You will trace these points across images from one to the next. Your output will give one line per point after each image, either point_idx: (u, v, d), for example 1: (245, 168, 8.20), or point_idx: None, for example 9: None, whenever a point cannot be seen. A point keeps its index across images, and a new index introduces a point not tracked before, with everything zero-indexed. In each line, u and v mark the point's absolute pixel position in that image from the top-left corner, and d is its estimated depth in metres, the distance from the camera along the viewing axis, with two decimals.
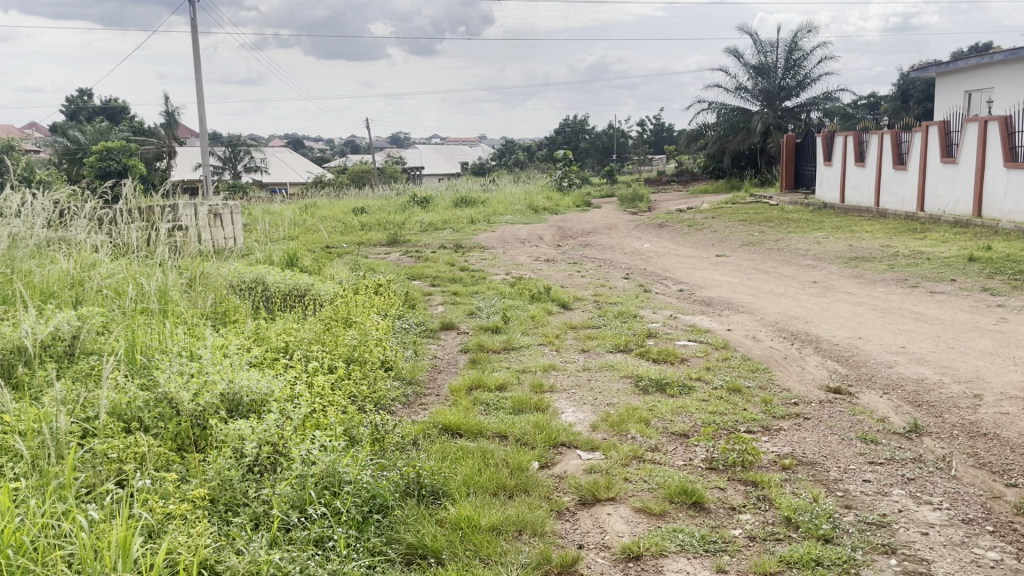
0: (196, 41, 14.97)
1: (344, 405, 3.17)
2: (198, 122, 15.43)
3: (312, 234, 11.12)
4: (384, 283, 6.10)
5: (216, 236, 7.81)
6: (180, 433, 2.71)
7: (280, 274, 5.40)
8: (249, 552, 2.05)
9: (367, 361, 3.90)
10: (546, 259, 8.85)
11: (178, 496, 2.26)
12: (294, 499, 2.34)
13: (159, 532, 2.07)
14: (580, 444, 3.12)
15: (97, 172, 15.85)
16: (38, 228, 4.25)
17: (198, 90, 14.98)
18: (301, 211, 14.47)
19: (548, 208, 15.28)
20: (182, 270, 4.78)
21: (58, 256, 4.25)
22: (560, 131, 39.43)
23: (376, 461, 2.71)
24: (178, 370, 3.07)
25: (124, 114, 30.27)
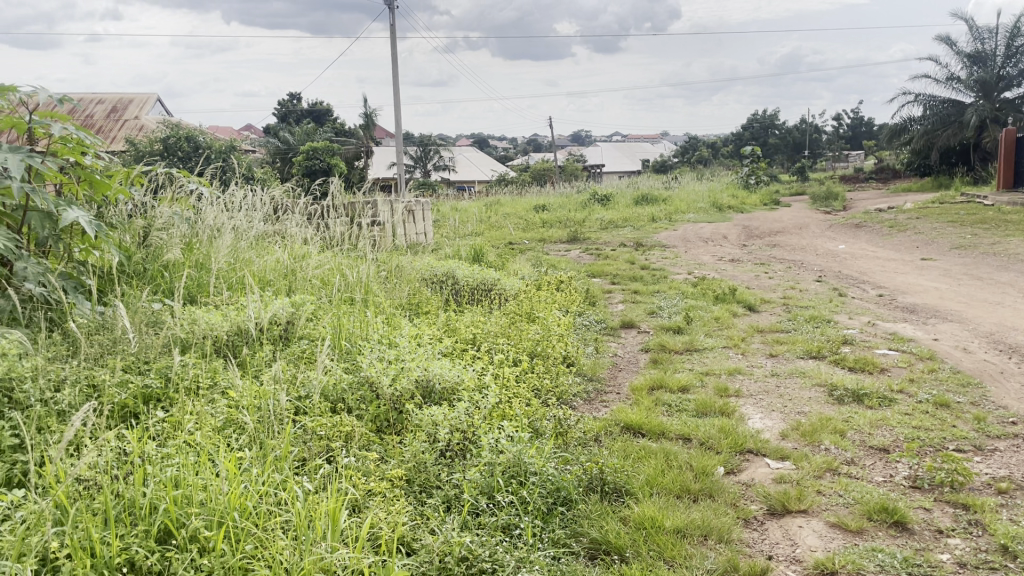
0: (395, 47, 15.79)
1: (529, 398, 3.24)
2: (394, 123, 16.29)
3: (495, 230, 11.43)
4: (566, 280, 6.17)
5: (409, 231, 8.23)
6: (379, 416, 2.89)
7: (469, 269, 5.59)
8: (443, 532, 2.16)
9: (551, 356, 3.97)
10: (731, 259, 8.60)
11: (377, 474, 2.43)
12: (483, 486, 2.44)
13: (363, 506, 2.22)
14: (768, 452, 3.02)
15: (303, 170, 17.14)
16: (257, 223, 4.68)
17: (394, 92, 15.76)
18: (485, 208, 14.89)
19: (733, 207, 14.83)
20: (380, 263, 5.09)
21: (274, 248, 4.64)
22: (747, 127, 38.08)
23: (559, 454, 2.77)
24: (379, 356, 3.28)
25: (327, 116, 32.55)
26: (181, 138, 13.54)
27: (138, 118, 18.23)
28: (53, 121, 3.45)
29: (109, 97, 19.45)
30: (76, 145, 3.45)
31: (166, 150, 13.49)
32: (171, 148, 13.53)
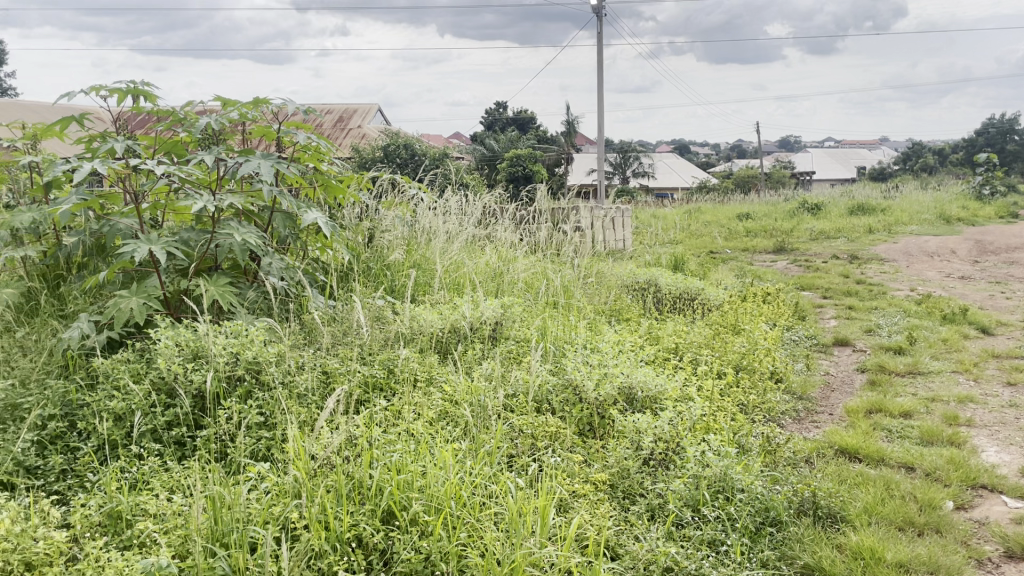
0: (602, 54, 15.94)
1: (734, 412, 3.15)
2: (598, 130, 16.42)
3: (698, 238, 11.22)
4: (775, 292, 5.93)
5: (611, 237, 8.27)
6: (584, 418, 2.93)
7: (673, 278, 5.52)
8: (647, 541, 2.16)
9: (757, 371, 3.84)
10: (960, 276, 7.89)
11: (582, 476, 2.46)
12: (687, 498, 2.40)
13: (569, 506, 2.26)
14: (1006, 490, 2.75)
15: (508, 176, 17.71)
16: (468, 227, 4.89)
17: (599, 99, 15.90)
18: (687, 215, 14.66)
19: (964, 219, 13.59)
20: (584, 269, 5.15)
21: (484, 252, 4.83)
22: (980, 132, 34.73)
23: (768, 473, 2.67)
24: (583, 361, 3.32)
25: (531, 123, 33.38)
26: (400, 145, 14.46)
27: (360, 126, 19.64)
28: (296, 131, 3.80)
29: (336, 106, 21.11)
30: (314, 152, 3.78)
31: (387, 156, 14.49)
32: (391, 155, 14.49)
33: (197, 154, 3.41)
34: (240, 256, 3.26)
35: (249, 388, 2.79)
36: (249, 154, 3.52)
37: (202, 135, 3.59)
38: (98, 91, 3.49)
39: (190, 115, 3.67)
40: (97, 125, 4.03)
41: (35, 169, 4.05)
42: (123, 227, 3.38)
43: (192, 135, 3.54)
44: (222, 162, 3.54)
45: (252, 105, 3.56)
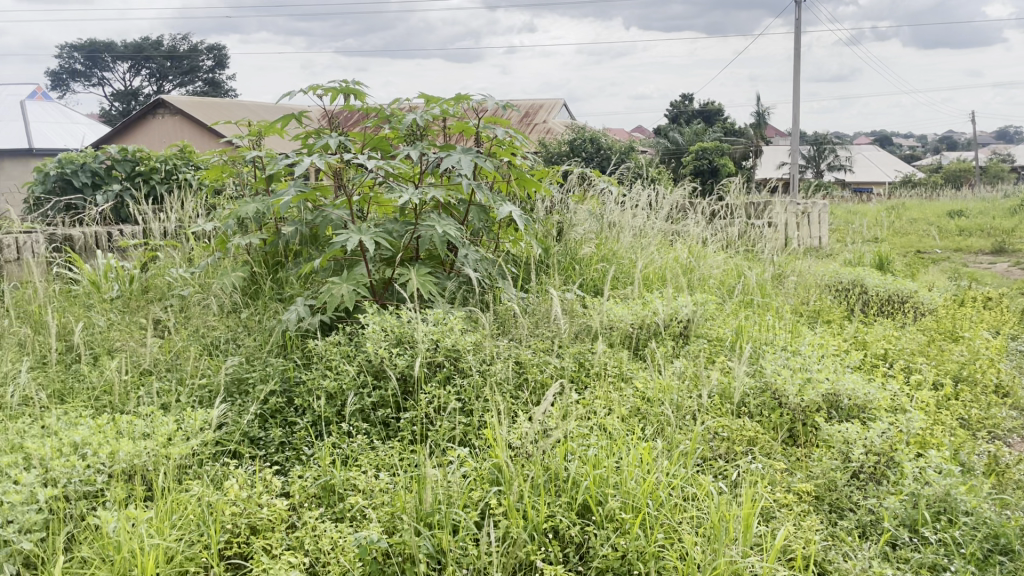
0: (799, 42, 15.19)
1: (955, 426, 2.89)
2: (792, 121, 15.67)
3: (904, 237, 10.43)
4: (997, 297, 5.39)
5: (806, 234, 7.87)
6: (783, 424, 2.80)
7: (879, 279, 5.14)
8: (859, 559, 2.02)
9: (980, 383, 3.49)
10: None
11: (784, 485, 2.35)
12: (904, 518, 2.23)
13: (772, 516, 2.17)
14: None
15: (694, 170, 17.30)
16: (658, 223, 4.81)
17: (795, 89, 15.17)
18: (890, 212, 13.68)
19: None
20: (779, 269, 4.93)
21: (675, 248, 4.73)
22: None
23: (998, 496, 2.42)
24: (783, 364, 3.17)
25: (718, 116, 32.44)
26: (586, 139, 14.51)
27: (545, 121, 19.89)
28: (494, 126, 3.89)
29: (521, 101, 21.50)
30: (509, 146, 3.85)
31: (572, 150, 14.60)
32: (576, 149, 14.56)
33: (403, 149, 3.57)
34: (440, 247, 3.38)
35: (448, 374, 2.88)
36: (450, 149, 3.64)
37: (407, 131, 3.75)
38: (314, 90, 3.74)
39: (395, 112, 3.84)
40: (312, 122, 4.32)
41: (258, 165, 4.39)
42: (334, 218, 3.59)
43: (398, 131, 3.71)
44: (425, 156, 3.68)
45: (454, 101, 3.68)
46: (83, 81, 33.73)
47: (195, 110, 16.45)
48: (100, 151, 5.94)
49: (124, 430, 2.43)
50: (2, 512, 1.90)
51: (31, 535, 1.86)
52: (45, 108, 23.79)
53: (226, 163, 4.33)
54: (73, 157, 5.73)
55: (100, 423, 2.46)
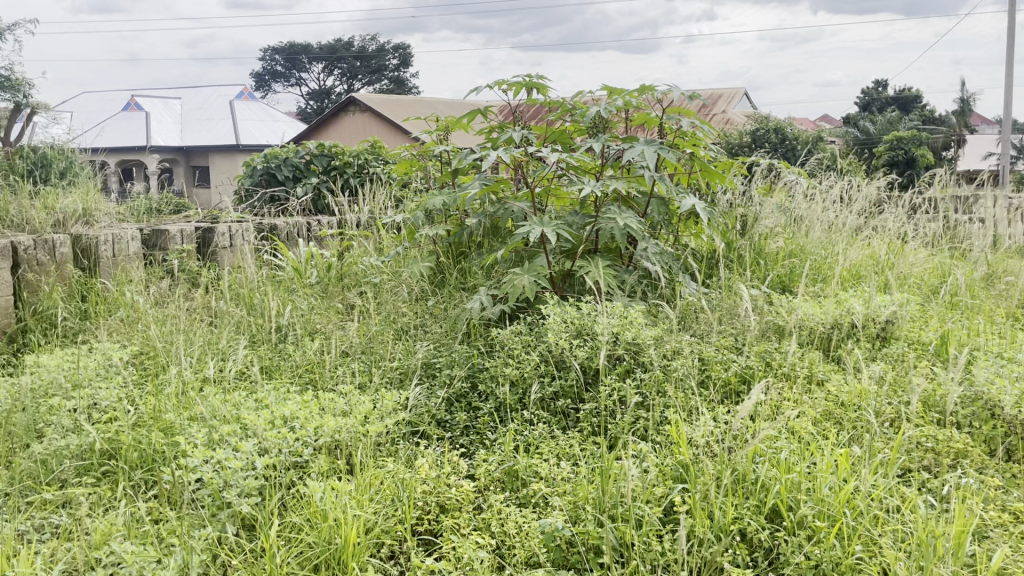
0: (1015, 18, 13.81)
1: None
2: (1005, 106, 14.29)
3: None
4: None
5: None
6: (997, 438, 2.57)
7: None
8: None
9: None
10: None
11: (1000, 504, 2.15)
12: None
13: (985, 536, 1.99)
14: None
15: (887, 161, 16.20)
16: (851, 217, 4.54)
17: (1008, 71, 13.83)
18: None
19: None
20: (991, 268, 4.51)
21: (870, 245, 4.45)
22: None
23: None
24: (997, 372, 2.90)
25: (914, 102, 30.17)
26: (770, 130, 13.95)
27: (725, 111, 19.30)
28: (677, 117, 3.80)
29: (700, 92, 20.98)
30: (691, 138, 3.74)
31: (755, 141, 14.08)
32: (759, 139, 14.04)
33: (585, 141, 3.57)
34: (621, 240, 3.35)
35: (629, 367, 2.86)
36: (633, 140, 3.60)
37: (589, 123, 3.75)
38: (499, 85, 3.82)
39: (578, 104, 3.85)
40: (495, 116, 4.41)
41: (443, 158, 4.56)
42: (515, 210, 3.67)
43: (580, 123, 3.71)
44: (607, 148, 3.66)
45: (638, 92, 3.64)
46: (284, 82, 36.44)
47: (382, 107, 17.31)
48: (301, 146, 6.38)
49: (326, 407, 2.61)
50: (225, 476, 2.09)
51: (248, 500, 2.03)
52: (250, 107, 25.87)
53: (415, 157, 4.53)
54: (278, 152, 6.19)
55: (306, 398, 2.65)
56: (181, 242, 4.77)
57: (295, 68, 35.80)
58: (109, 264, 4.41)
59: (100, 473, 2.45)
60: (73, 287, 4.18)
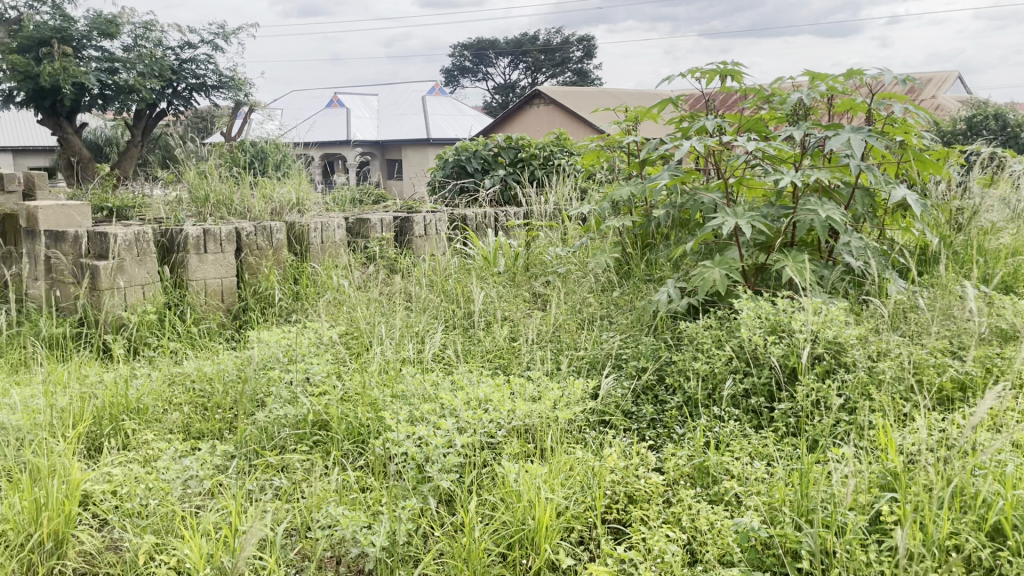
0: None
1: None
2: None
3: None
4: None
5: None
6: None
7: None
8: None
9: None
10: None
11: None
12: None
13: None
14: None
15: None
16: None
17: None
18: None
19: None
20: None
21: None
22: None
23: None
24: None
25: None
26: (989, 116, 12.78)
27: (934, 96, 17.85)
28: (887, 102, 3.55)
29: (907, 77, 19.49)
30: (903, 125, 3.47)
31: (971, 129, 12.89)
32: (976, 128, 12.90)
33: (784, 130, 3.42)
34: (822, 233, 3.17)
35: (829, 368, 2.72)
36: (837, 127, 3.40)
37: (789, 111, 3.58)
38: (693, 73, 3.73)
39: (776, 91, 3.69)
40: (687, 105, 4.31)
41: (632, 149, 4.52)
42: (706, 201, 3.57)
43: (780, 110, 3.55)
44: (807, 136, 3.49)
45: (845, 77, 3.43)
46: (472, 77, 37.65)
47: (568, 99, 17.42)
48: (490, 139, 6.54)
49: (518, 392, 2.67)
50: (427, 452, 2.20)
51: (447, 476, 2.12)
52: (440, 102, 26.91)
53: (603, 148, 4.52)
54: (469, 145, 6.38)
55: (499, 383, 2.73)
56: (381, 231, 5.05)
57: (482, 63, 36.82)
58: (318, 250, 4.74)
59: (313, 442, 2.65)
60: (287, 270, 4.54)
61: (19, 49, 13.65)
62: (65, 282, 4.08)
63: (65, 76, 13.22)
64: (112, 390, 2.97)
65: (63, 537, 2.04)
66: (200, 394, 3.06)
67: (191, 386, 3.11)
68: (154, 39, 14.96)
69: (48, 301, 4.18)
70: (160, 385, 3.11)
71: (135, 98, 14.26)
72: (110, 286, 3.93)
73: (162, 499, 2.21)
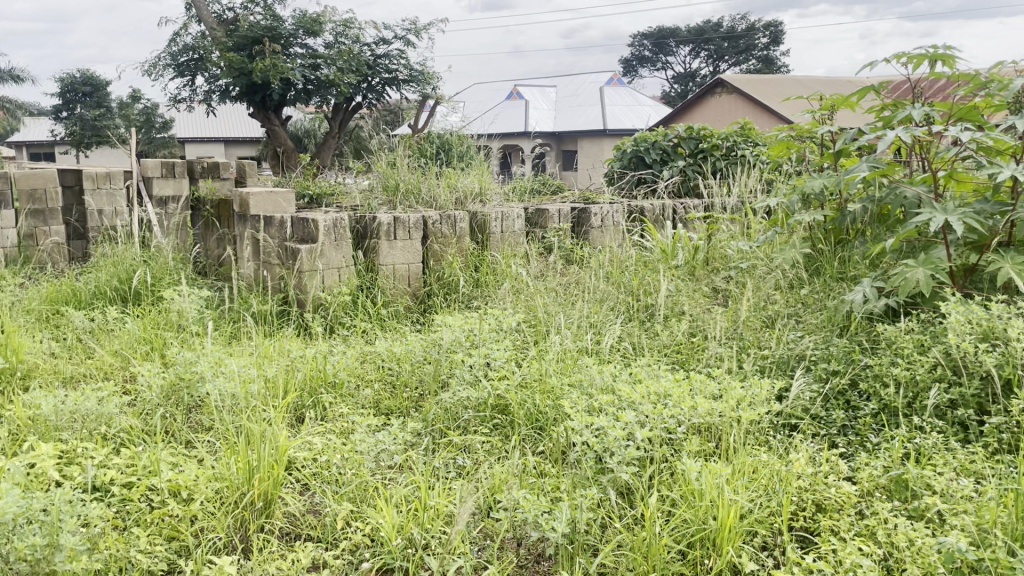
0: None
1: None
2: None
3: None
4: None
5: None
6: None
7: None
8: None
9: None
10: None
11: None
12: None
13: None
14: None
15: None
16: None
17: None
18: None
19: None
20: None
21: None
22: None
23: None
24: None
25: None
26: None
27: None
28: None
29: None
30: None
31: None
32: None
33: (1004, 119, 3.11)
34: None
35: None
36: None
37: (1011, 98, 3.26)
38: (900, 58, 3.47)
39: (995, 77, 3.36)
40: (890, 92, 4.02)
41: (826, 139, 4.28)
42: (909, 196, 3.32)
43: (1001, 97, 3.23)
44: None
45: None
46: (651, 66, 37.14)
47: (754, 88, 16.76)
48: (671, 129, 6.42)
49: (700, 389, 2.61)
50: (608, 442, 2.20)
51: (627, 468, 2.11)
52: (618, 92, 26.71)
53: (793, 138, 4.31)
54: (648, 136, 6.30)
55: (679, 378, 2.68)
56: (559, 221, 5.11)
57: (662, 52, 36.17)
58: (498, 239, 4.85)
59: (493, 425, 2.72)
60: (469, 258, 4.68)
61: (236, 47, 14.86)
62: (271, 263, 4.43)
63: (275, 71, 14.32)
64: (312, 364, 3.19)
65: (271, 497, 2.22)
66: (390, 373, 3.22)
67: (382, 365, 3.29)
68: (353, 35, 15.82)
69: (257, 280, 4.55)
70: (354, 362, 3.30)
71: (333, 91, 15.16)
72: (310, 268, 4.22)
73: (357, 469, 2.36)
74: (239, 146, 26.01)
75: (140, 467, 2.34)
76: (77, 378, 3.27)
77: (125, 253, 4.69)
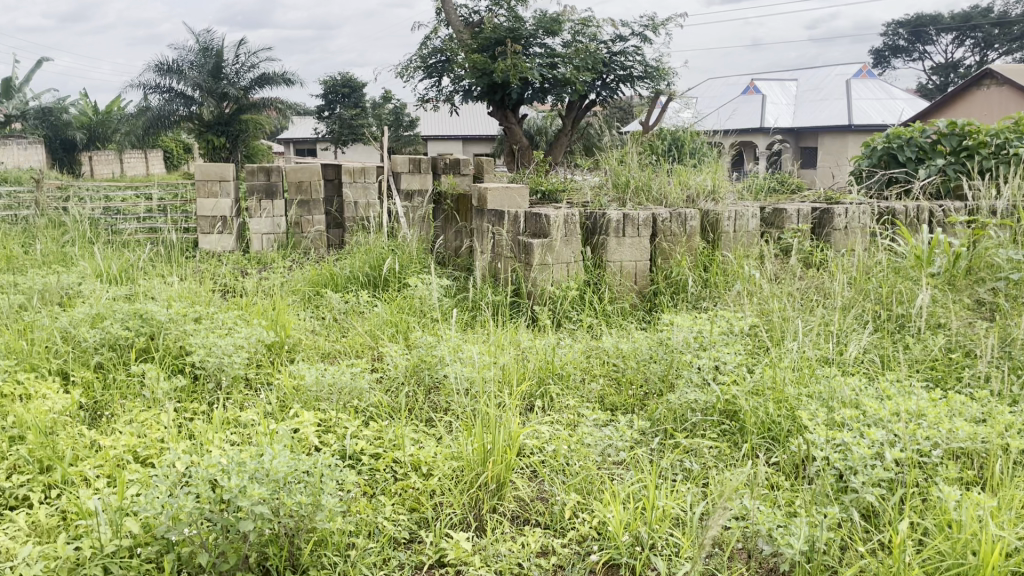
0: None
1: None
2: None
3: None
4: None
5: None
6: None
7: None
8: None
9: None
10: None
11: None
12: None
13: None
14: None
15: None
16: None
17: None
18: None
19: None
20: None
21: None
22: None
23: None
24: None
25: None
26: None
27: None
28: None
29: None
30: None
31: None
32: None
33: None
34: None
35: None
36: None
37: None
38: None
39: None
40: None
41: None
42: None
43: None
44: None
45: None
46: (906, 57, 34.25)
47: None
48: (930, 124, 5.93)
49: (958, 410, 2.38)
50: (853, 459, 2.07)
51: (874, 489, 1.97)
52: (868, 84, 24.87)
53: None
54: (903, 131, 5.88)
55: (934, 397, 2.45)
56: (797, 222, 4.87)
57: (920, 42, 33.22)
58: (731, 239, 4.71)
59: (721, 431, 2.66)
60: (698, 256, 4.60)
61: (480, 48, 15.59)
62: (505, 256, 4.60)
63: (515, 71, 14.84)
64: (541, 355, 3.29)
65: (504, 481, 2.30)
66: (615, 369, 3.24)
67: (608, 360, 3.31)
68: (591, 33, 15.96)
69: (491, 271, 4.75)
70: (581, 356, 3.36)
71: (568, 90, 15.43)
72: (542, 262, 4.34)
73: (585, 462, 2.40)
74: (475, 142, 27.29)
75: (387, 441, 2.54)
76: (334, 354, 3.60)
77: (375, 243, 5.08)
